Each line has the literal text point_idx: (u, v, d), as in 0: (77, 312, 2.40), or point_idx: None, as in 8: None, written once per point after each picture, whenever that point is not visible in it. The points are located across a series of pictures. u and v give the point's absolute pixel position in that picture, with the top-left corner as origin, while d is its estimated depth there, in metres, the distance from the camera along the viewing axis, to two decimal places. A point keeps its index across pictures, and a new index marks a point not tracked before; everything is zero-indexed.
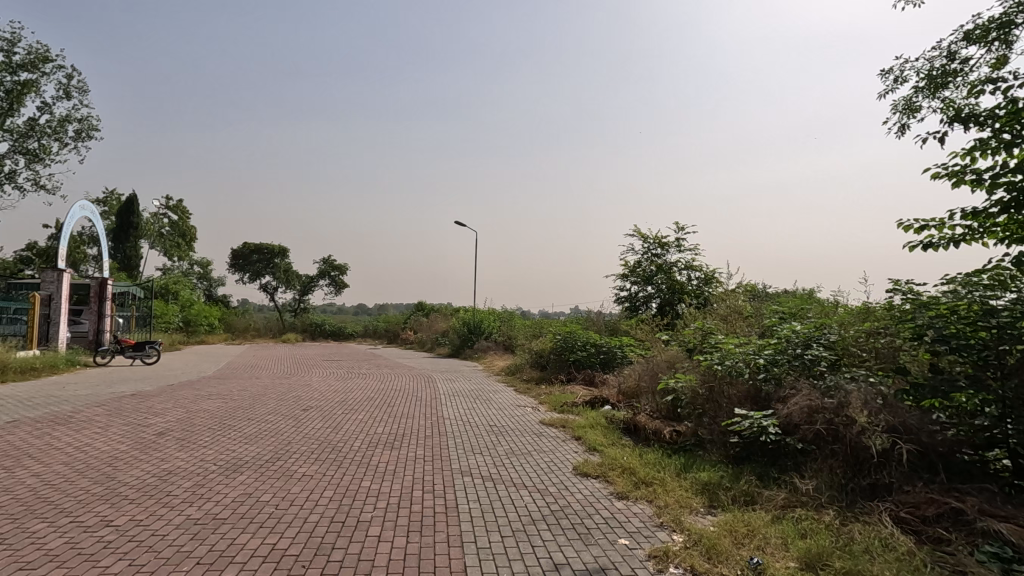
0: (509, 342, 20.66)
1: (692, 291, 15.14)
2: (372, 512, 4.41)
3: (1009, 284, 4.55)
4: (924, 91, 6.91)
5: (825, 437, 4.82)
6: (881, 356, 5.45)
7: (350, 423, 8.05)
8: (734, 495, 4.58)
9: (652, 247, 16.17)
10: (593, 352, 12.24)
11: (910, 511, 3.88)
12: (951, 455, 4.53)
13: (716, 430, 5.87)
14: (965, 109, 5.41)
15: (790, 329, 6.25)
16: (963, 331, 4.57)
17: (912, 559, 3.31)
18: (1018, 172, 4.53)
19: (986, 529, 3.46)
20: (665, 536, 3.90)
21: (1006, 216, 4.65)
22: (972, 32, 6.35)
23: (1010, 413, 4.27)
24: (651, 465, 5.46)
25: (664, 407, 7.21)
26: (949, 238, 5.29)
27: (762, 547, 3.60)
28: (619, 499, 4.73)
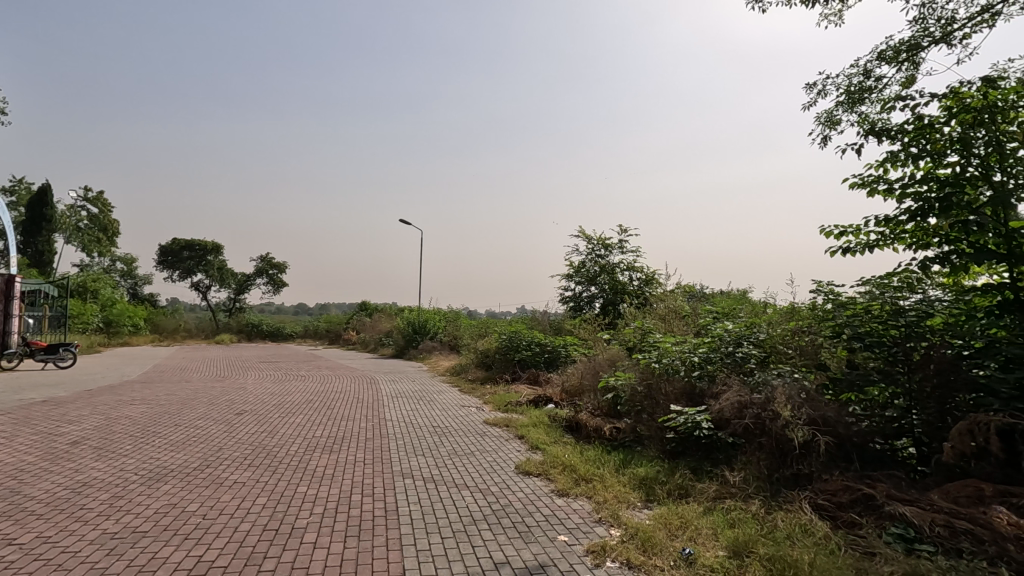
0: (455, 342, 20.54)
1: (634, 291, 15.58)
2: (308, 519, 4.27)
3: (915, 286, 5.01)
4: (844, 105, 7.40)
5: (753, 430, 5.06)
6: (804, 352, 5.79)
7: (287, 427, 7.76)
8: (669, 489, 4.74)
9: (595, 248, 16.54)
10: (538, 351, 12.37)
11: (827, 498, 4.14)
12: (866, 444, 4.84)
13: (654, 426, 6.06)
14: (879, 123, 5.84)
15: (723, 328, 6.58)
16: (876, 330, 5.04)
17: (828, 543, 3.54)
18: (924, 184, 4.95)
19: (893, 512, 3.73)
20: (603, 531, 3.98)
21: (913, 223, 5.06)
22: (885, 52, 6.86)
23: (915, 405, 4.71)
24: (591, 462, 5.56)
25: (605, 406, 7.37)
26: (865, 243, 5.70)
27: (693, 539, 3.74)
28: (559, 496, 4.79)
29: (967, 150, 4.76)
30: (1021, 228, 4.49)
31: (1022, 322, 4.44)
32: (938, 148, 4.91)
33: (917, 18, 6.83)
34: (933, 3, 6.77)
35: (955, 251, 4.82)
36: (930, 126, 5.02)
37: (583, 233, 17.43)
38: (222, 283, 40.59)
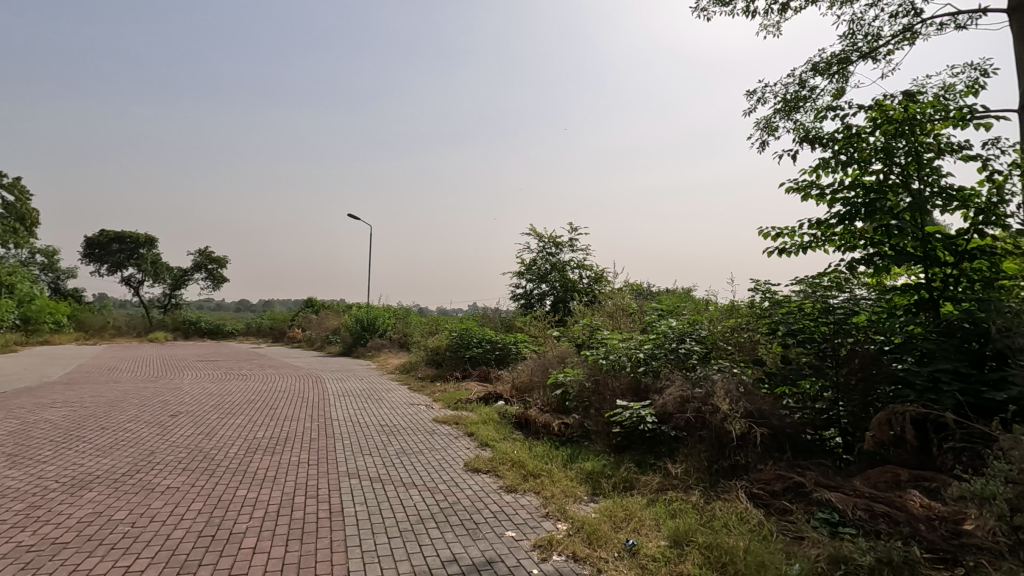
0: (405, 339, 20.25)
1: (584, 289, 15.83)
2: (248, 523, 4.11)
3: (843, 286, 5.35)
4: (781, 113, 7.77)
5: (694, 424, 5.25)
6: (742, 348, 6.05)
7: (226, 429, 7.44)
8: (615, 482, 4.85)
9: (546, 246, 16.70)
10: (489, 349, 12.38)
11: (761, 487, 4.36)
12: (797, 435, 5.11)
13: (601, 421, 6.19)
14: (813, 131, 6.16)
15: (667, 326, 6.80)
16: (808, 326, 5.34)
17: (762, 529, 3.72)
18: (852, 190, 5.27)
19: (820, 499, 3.97)
20: (550, 526, 4.03)
21: (842, 226, 5.37)
22: (818, 64, 7.25)
23: (842, 397, 5.00)
24: (539, 458, 5.62)
25: (554, 402, 7.47)
26: (799, 245, 6.01)
27: (637, 530, 3.85)
28: (507, 492, 4.82)
29: (889, 159, 5.10)
30: (935, 233, 4.89)
31: (935, 319, 4.81)
32: (864, 156, 5.23)
33: (846, 34, 7.26)
34: (861, 20, 7.21)
35: (878, 252, 5.15)
36: (858, 136, 5.34)
37: (534, 231, 17.57)
38: (156, 278, 38.43)
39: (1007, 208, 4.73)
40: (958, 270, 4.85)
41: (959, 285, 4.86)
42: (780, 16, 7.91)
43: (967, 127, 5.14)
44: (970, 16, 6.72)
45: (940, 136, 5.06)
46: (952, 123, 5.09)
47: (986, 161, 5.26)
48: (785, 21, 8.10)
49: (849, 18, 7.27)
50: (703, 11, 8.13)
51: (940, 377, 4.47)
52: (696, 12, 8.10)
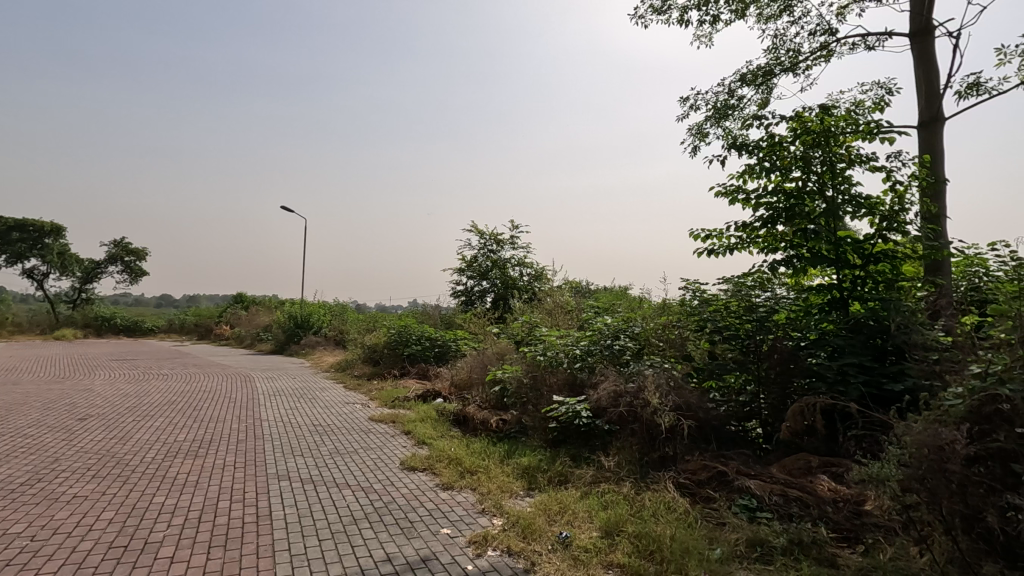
0: (341, 336, 19.69)
1: (524, 286, 15.97)
2: (165, 532, 3.88)
3: (765, 285, 5.69)
4: (711, 120, 8.14)
5: (626, 418, 5.42)
6: (673, 344, 6.30)
7: (142, 432, 6.97)
8: (550, 476, 4.93)
9: (487, 243, 16.71)
10: (428, 346, 12.25)
11: (688, 477, 4.56)
12: (721, 426, 5.38)
13: (538, 416, 6.27)
14: (740, 138, 6.50)
15: (603, 323, 6.98)
16: (733, 323, 5.65)
17: (687, 516, 3.89)
18: (774, 195, 5.61)
19: (740, 486, 4.20)
20: (485, 521, 4.05)
21: (765, 229, 5.71)
22: (746, 75, 7.65)
23: (762, 390, 5.34)
24: (476, 454, 5.63)
25: (492, 398, 7.50)
26: (727, 246, 6.33)
27: (570, 522, 3.94)
28: (444, 489, 4.80)
29: (807, 168, 5.47)
30: (846, 237, 5.29)
31: (845, 317, 5.21)
32: (785, 164, 5.58)
33: (771, 48, 7.70)
34: (784, 36, 7.66)
35: (795, 254, 5.49)
36: (780, 144, 5.67)
37: (476, 228, 17.53)
38: (64, 271, 35.40)
39: (907, 215, 5.18)
40: (865, 272, 5.27)
41: (865, 285, 5.28)
42: (711, 27, 8.29)
43: (874, 140, 5.58)
44: (878, 38, 7.30)
45: (851, 147, 5.46)
46: (861, 136, 5.51)
47: (890, 173, 5.74)
48: (716, 32, 8.50)
49: (773, 33, 7.71)
50: (640, 18, 8.39)
51: (848, 370, 4.84)
52: (633, 18, 8.35)
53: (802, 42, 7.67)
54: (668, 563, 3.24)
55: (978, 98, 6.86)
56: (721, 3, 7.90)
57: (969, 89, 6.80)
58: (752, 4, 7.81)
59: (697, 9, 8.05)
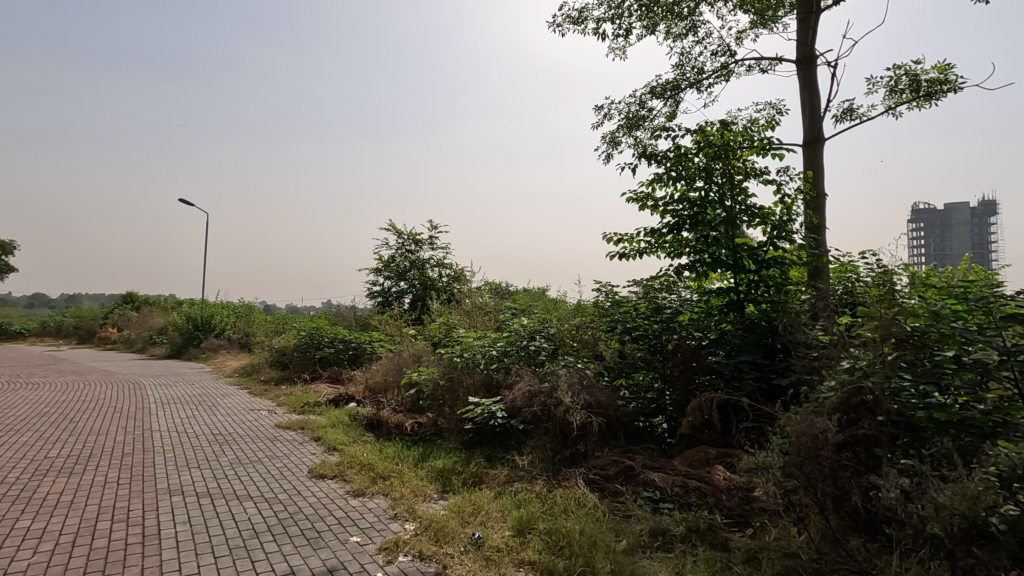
0: (247, 339, 18.54)
1: (443, 287, 15.84)
2: (31, 560, 3.45)
3: (672, 288, 6.04)
4: (624, 129, 8.50)
5: (540, 416, 5.51)
6: (587, 344, 6.51)
7: (5, 449, 6.17)
8: (464, 477, 4.92)
9: (406, 243, 16.42)
10: (341, 348, 11.82)
11: (598, 473, 4.72)
12: (629, 422, 5.63)
13: (454, 418, 6.24)
14: (649, 148, 6.84)
15: (520, 324, 7.08)
16: (642, 324, 5.95)
17: (597, 510, 4.03)
18: (680, 203, 5.96)
19: (646, 479, 4.41)
20: (397, 527, 3.97)
21: (672, 235, 6.05)
22: (655, 88, 8.06)
23: (667, 387, 5.66)
24: (390, 459, 5.50)
25: (408, 401, 7.37)
26: (637, 250, 6.64)
27: (483, 522, 3.95)
28: (354, 496, 4.64)
29: (709, 178, 5.85)
30: (743, 244, 5.71)
31: (741, 318, 5.63)
32: (690, 174, 5.94)
33: (677, 64, 8.18)
34: (689, 54, 8.16)
35: (698, 259, 5.86)
36: (685, 156, 6.04)
37: (393, 227, 17.14)
38: None
39: (794, 225, 5.68)
40: (758, 276, 5.72)
41: (758, 288, 5.74)
42: (624, 40, 8.65)
43: (767, 155, 6.08)
44: (770, 63, 7.96)
45: (747, 161, 5.92)
46: (756, 151, 5.98)
47: (779, 186, 6.27)
48: (629, 46, 8.89)
49: (680, 50, 8.19)
50: (557, 26, 8.61)
51: (742, 367, 5.25)
52: (551, 26, 8.56)
53: (705, 61, 8.21)
54: (576, 557, 3.34)
55: (851, 123, 7.67)
56: (633, 18, 8.27)
57: (844, 114, 7.59)
58: (661, 21, 8.25)
59: (611, 22, 8.38)
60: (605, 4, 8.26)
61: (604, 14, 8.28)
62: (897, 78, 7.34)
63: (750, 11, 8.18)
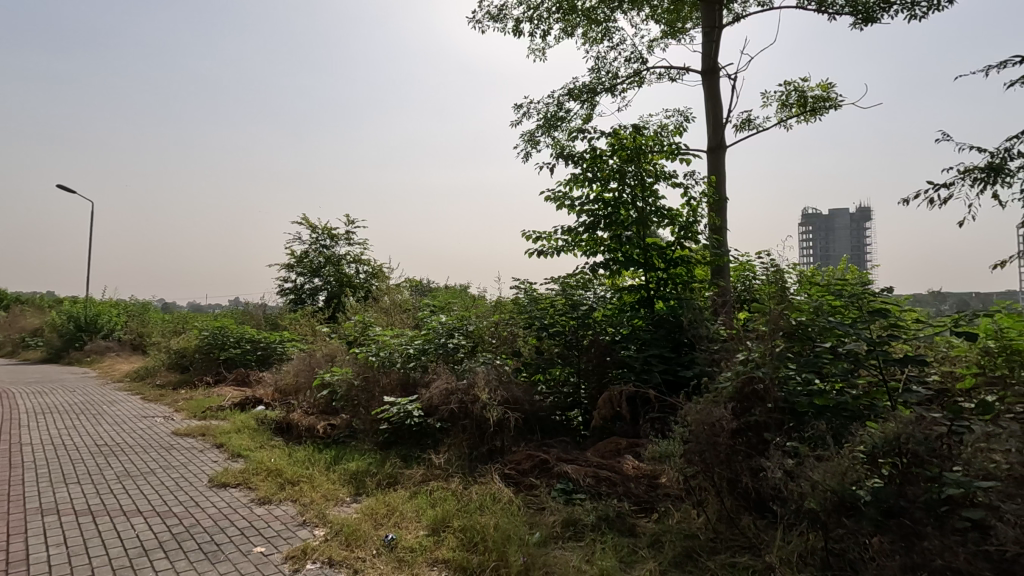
0: (140, 340, 17.03)
1: (360, 284, 15.35)
2: None
3: (587, 286, 6.23)
4: (542, 129, 8.65)
5: (457, 414, 5.48)
6: (505, 341, 6.58)
7: None
8: (379, 479, 4.82)
9: (320, 238, 15.75)
10: (249, 349, 11.13)
11: (513, 468, 4.79)
12: (545, 416, 5.76)
13: (368, 419, 6.08)
14: (567, 149, 7.01)
15: (438, 321, 7.02)
16: (559, 321, 6.10)
17: (512, 505, 4.08)
18: (595, 204, 6.17)
19: (560, 472, 4.52)
20: (305, 534, 3.81)
21: (587, 234, 6.24)
22: (572, 90, 8.26)
23: (582, 381, 5.89)
24: (299, 464, 5.27)
25: (321, 403, 7.09)
26: (555, 248, 6.79)
27: (397, 524, 3.89)
28: (259, 505, 4.39)
29: (622, 180, 6.09)
30: (653, 244, 6.00)
31: (651, 314, 5.92)
32: (604, 176, 6.15)
33: (593, 68, 8.44)
34: (604, 58, 8.44)
35: (611, 257, 6.09)
36: (601, 157, 6.25)
37: (307, 222, 16.37)
38: None
39: (699, 227, 6.05)
40: (667, 274, 6.05)
41: (667, 286, 6.06)
42: (542, 41, 8.80)
43: (675, 160, 6.42)
44: (678, 72, 8.41)
45: (657, 164, 6.21)
46: (665, 155, 6.30)
47: (686, 190, 6.66)
48: (547, 47, 9.06)
49: (596, 54, 8.45)
50: (477, 23, 8.60)
51: (651, 360, 5.53)
52: (471, 22, 8.54)
53: (619, 66, 8.53)
54: (490, 552, 3.36)
55: (749, 132, 8.28)
56: (551, 20, 8.44)
57: (743, 124, 8.17)
58: (579, 25, 8.47)
59: (530, 22, 8.49)
60: (523, 4, 8.35)
61: (522, 14, 8.37)
62: (788, 93, 8.01)
63: (660, 22, 8.59)
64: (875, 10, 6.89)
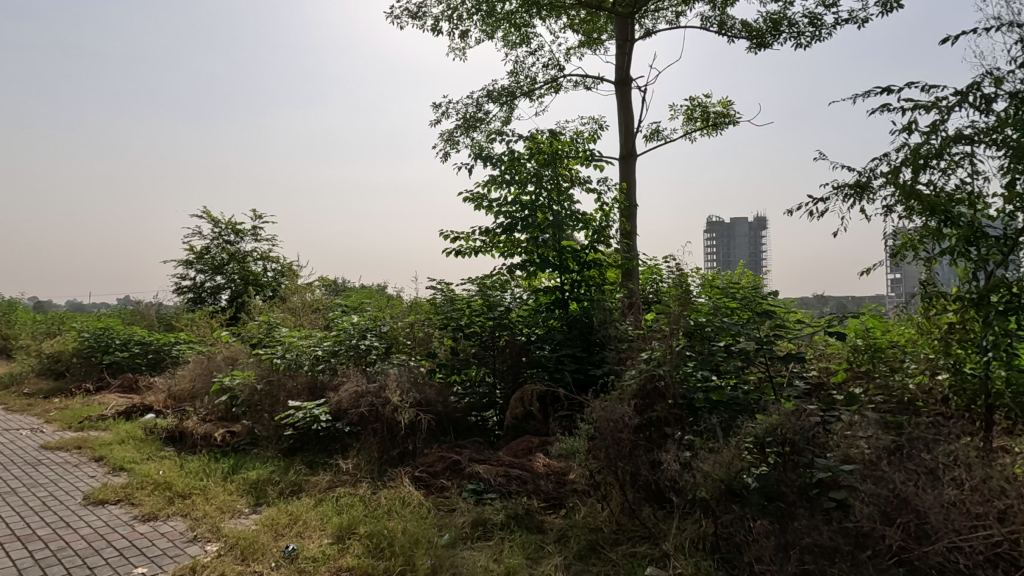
0: (4, 344, 15.10)
1: (268, 282, 14.50)
2: None
3: (505, 287, 6.28)
4: (461, 130, 8.64)
5: (367, 417, 5.34)
6: (420, 342, 6.50)
7: None
8: (282, 488, 4.58)
9: (223, 232, 14.75)
10: (138, 352, 10.19)
11: (425, 470, 4.73)
12: (460, 417, 5.74)
13: (272, 425, 5.78)
14: (486, 150, 7.04)
15: (350, 322, 6.80)
16: (474, 322, 6.12)
17: (421, 508, 4.02)
18: (514, 206, 6.25)
19: (471, 472, 4.53)
20: (195, 550, 3.55)
21: (505, 236, 6.30)
22: (491, 92, 8.32)
23: (498, 381, 5.93)
24: (192, 475, 4.90)
25: (219, 409, 6.63)
26: (473, 249, 6.79)
27: (299, 534, 3.71)
28: (144, 521, 4.03)
29: (539, 183, 6.22)
30: (569, 246, 6.17)
31: (566, 315, 6.06)
32: (522, 178, 6.24)
33: (512, 72, 8.55)
34: (523, 63, 8.58)
35: (528, 259, 6.19)
36: (518, 160, 6.33)
37: (209, 215, 15.24)
38: None
39: (611, 231, 6.29)
40: (581, 276, 6.21)
41: (580, 287, 6.23)
42: (462, 41, 8.78)
43: (590, 166, 6.64)
44: (593, 81, 8.73)
45: (573, 170, 6.40)
46: (580, 161, 6.51)
47: (599, 195, 6.90)
48: (468, 47, 9.07)
49: (515, 59, 8.57)
50: (396, 18, 8.44)
51: (564, 360, 5.68)
52: (389, 17, 8.39)
53: (537, 72, 8.71)
54: (396, 557, 3.30)
55: (658, 143, 8.72)
56: (471, 21, 8.45)
57: (652, 134, 8.61)
58: (499, 28, 8.56)
59: (449, 22, 8.45)
60: (443, 3, 8.30)
61: (442, 12, 8.31)
62: (693, 108, 8.54)
63: (577, 31, 8.86)
64: (767, 36, 7.53)
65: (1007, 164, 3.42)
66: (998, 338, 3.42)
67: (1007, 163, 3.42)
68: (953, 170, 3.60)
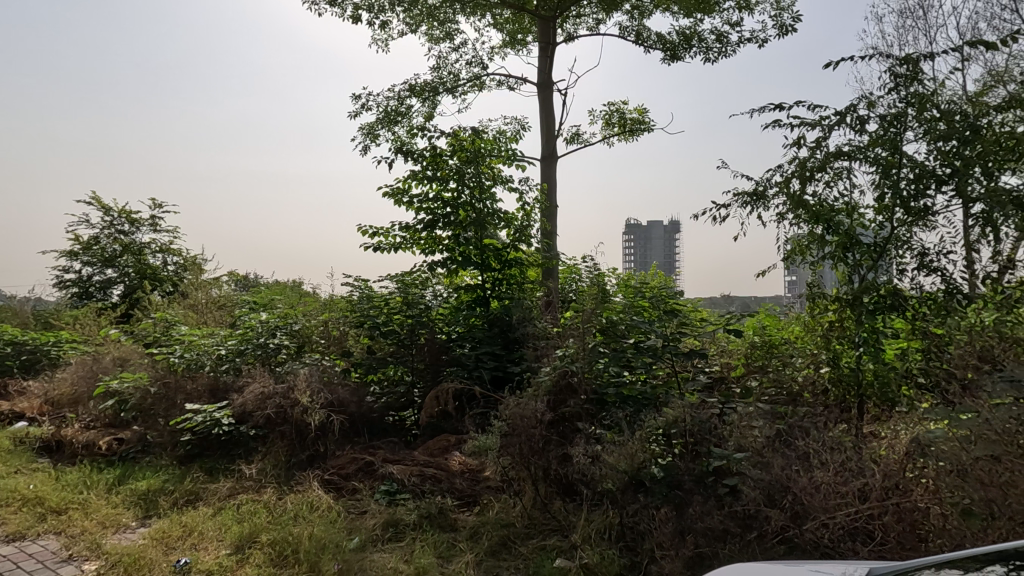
0: None
1: (167, 277, 13.42)
2: None
3: (425, 284, 6.20)
4: (382, 123, 8.43)
5: (275, 420, 5.08)
6: (335, 340, 6.28)
7: None
8: (175, 498, 4.26)
9: (115, 221, 13.47)
10: (8, 354, 9.09)
11: (335, 473, 4.58)
12: (375, 417, 5.62)
13: (167, 430, 5.36)
14: (407, 145, 6.90)
15: (258, 320, 6.44)
16: (391, 320, 5.99)
17: (330, 512, 3.88)
18: (435, 202, 6.19)
19: (385, 473, 4.43)
20: (69, 571, 3.21)
21: (426, 232, 6.23)
22: (413, 87, 8.17)
23: (416, 381, 5.85)
24: (69, 488, 4.44)
25: (105, 415, 6.06)
26: (393, 245, 6.65)
27: (193, 546, 3.47)
28: (8, 542, 3.60)
29: (460, 181, 6.20)
30: (490, 245, 6.19)
31: (486, 312, 6.08)
32: (444, 174, 6.20)
33: (435, 67, 8.46)
34: (446, 59, 8.50)
35: (449, 257, 6.16)
36: (440, 157, 6.27)
37: (99, 202, 13.87)
38: None
39: (532, 230, 6.37)
40: (501, 274, 6.25)
41: (501, 286, 6.26)
42: (383, 32, 8.56)
43: (512, 166, 6.69)
44: (517, 82, 8.82)
45: (494, 169, 6.40)
46: (502, 161, 6.54)
47: (521, 195, 6.97)
48: (390, 39, 8.85)
49: (438, 54, 8.48)
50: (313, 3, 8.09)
51: (483, 358, 5.70)
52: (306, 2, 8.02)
53: (460, 69, 8.66)
54: (301, 564, 3.16)
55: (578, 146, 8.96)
56: (394, 13, 8.27)
57: (573, 138, 8.83)
58: (422, 22, 8.43)
59: (369, 11, 8.20)
60: None
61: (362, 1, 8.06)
62: (611, 113, 8.86)
63: (502, 31, 8.91)
64: (679, 49, 7.95)
65: (877, 179, 3.83)
66: (868, 335, 3.82)
67: (877, 179, 3.83)
68: (833, 182, 3.97)
